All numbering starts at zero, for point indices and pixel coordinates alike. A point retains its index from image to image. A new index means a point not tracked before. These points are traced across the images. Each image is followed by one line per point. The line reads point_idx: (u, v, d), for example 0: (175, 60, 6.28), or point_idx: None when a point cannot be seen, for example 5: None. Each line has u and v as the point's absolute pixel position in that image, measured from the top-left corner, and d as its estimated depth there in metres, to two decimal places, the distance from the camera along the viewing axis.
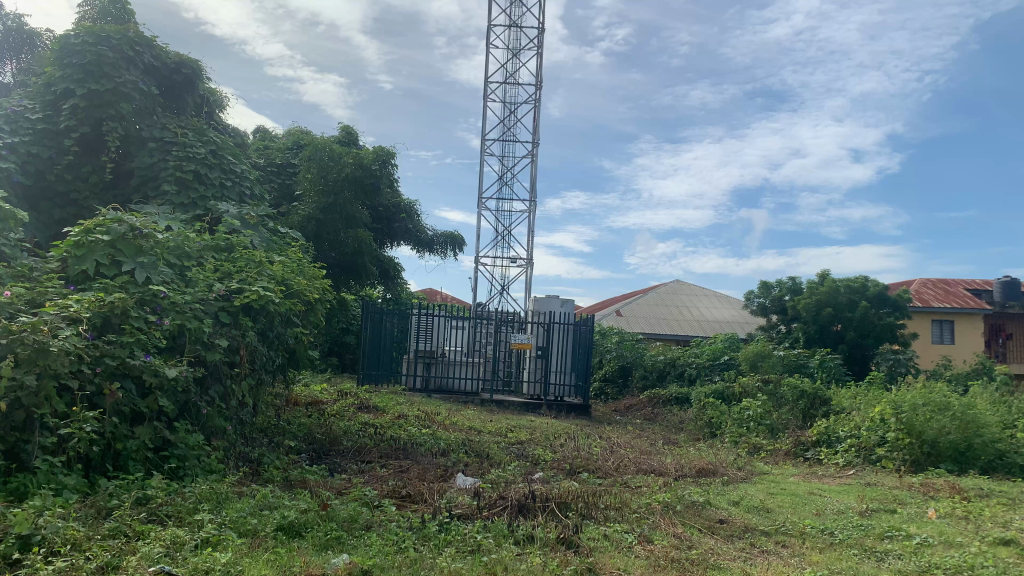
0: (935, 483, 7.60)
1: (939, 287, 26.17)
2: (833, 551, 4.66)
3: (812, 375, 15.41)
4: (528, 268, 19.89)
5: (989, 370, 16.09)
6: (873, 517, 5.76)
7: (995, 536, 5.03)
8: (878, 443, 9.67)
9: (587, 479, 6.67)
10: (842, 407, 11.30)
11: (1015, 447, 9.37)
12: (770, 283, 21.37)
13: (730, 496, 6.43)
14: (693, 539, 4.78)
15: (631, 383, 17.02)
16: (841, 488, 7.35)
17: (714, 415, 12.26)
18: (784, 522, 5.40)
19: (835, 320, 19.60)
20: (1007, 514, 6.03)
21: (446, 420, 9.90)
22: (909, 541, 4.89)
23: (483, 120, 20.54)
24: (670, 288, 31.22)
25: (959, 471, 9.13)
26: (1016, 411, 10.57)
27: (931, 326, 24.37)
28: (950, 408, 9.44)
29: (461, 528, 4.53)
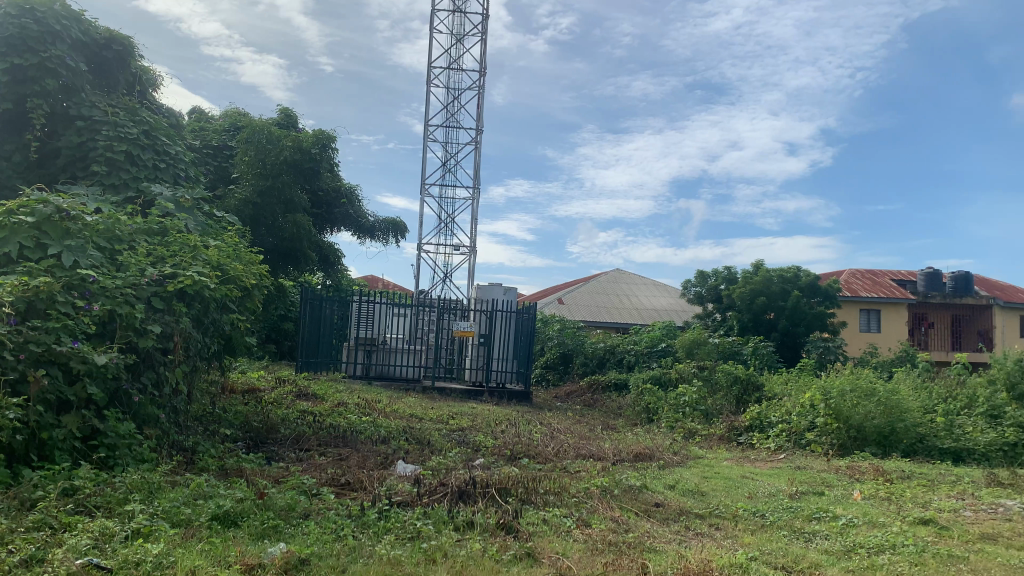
0: (860, 466, 7.89)
1: (867, 278, 27.10)
2: (763, 532, 4.79)
3: (745, 362, 15.82)
4: (471, 255, 19.86)
5: (912, 358, 16.76)
6: (802, 499, 5.97)
7: (915, 516, 5.26)
8: (807, 428, 9.99)
9: (527, 464, 6.73)
10: (774, 393, 11.65)
11: (935, 431, 9.82)
12: (706, 272, 21.82)
13: (665, 480, 6.57)
14: (630, 522, 4.87)
15: (571, 370, 17.19)
16: (772, 471, 7.59)
17: (651, 401, 12.47)
18: (718, 505, 5.54)
19: (769, 309, 20.13)
20: (926, 495, 6.31)
21: (386, 407, 9.84)
22: (835, 522, 5.07)
23: (426, 106, 20.32)
24: (611, 276, 31.57)
25: (883, 454, 9.51)
26: (936, 397, 11.05)
27: (859, 315, 25.22)
28: (875, 393, 9.80)
29: (401, 515, 4.52)
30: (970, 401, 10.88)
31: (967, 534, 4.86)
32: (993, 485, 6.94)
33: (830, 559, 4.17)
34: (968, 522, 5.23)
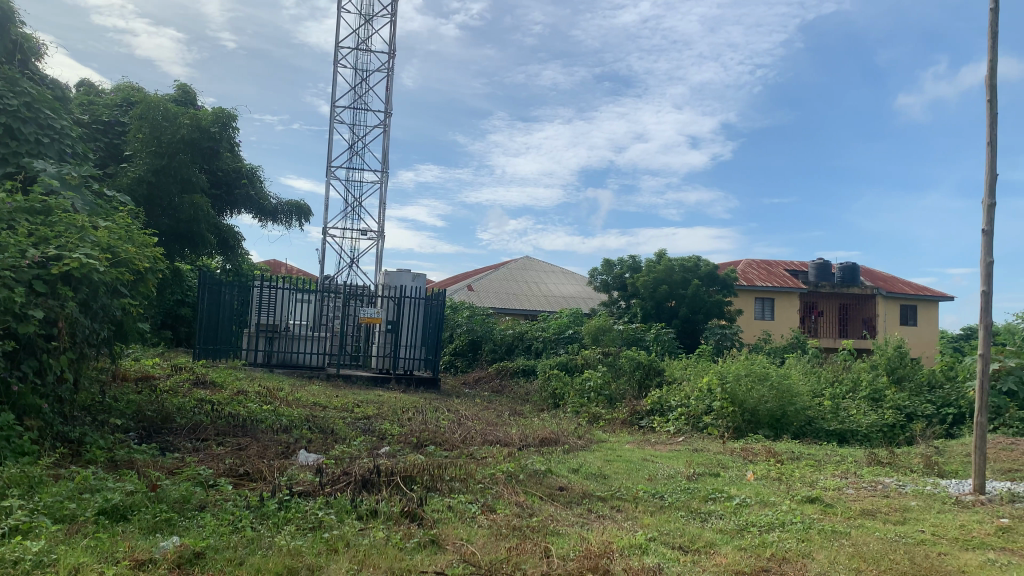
0: (753, 448, 8.23)
1: (762, 267, 28.28)
2: (662, 513, 4.94)
3: (648, 348, 16.24)
4: (378, 240, 19.58)
5: (803, 344, 17.61)
6: (699, 480, 6.18)
7: (803, 495, 5.52)
8: (705, 412, 10.34)
9: (433, 451, 6.70)
10: (674, 377, 12.03)
11: (822, 414, 10.35)
12: (612, 260, 22.23)
13: (569, 463, 6.68)
14: (534, 507, 4.92)
15: (479, 356, 17.22)
16: (670, 454, 7.84)
17: (558, 386, 12.64)
18: (619, 488, 5.67)
19: (671, 297, 20.72)
20: (813, 474, 6.65)
21: (289, 395, 9.60)
22: (730, 502, 5.27)
23: (333, 86, 19.85)
24: (521, 263, 31.76)
25: (775, 436, 9.96)
26: (823, 381, 11.65)
27: (755, 303, 26.28)
28: (769, 378, 10.24)
29: (302, 506, 4.42)
30: (854, 384, 11.51)
31: (849, 510, 5.14)
32: (873, 464, 7.38)
33: (725, 538, 4.33)
34: (850, 499, 5.53)
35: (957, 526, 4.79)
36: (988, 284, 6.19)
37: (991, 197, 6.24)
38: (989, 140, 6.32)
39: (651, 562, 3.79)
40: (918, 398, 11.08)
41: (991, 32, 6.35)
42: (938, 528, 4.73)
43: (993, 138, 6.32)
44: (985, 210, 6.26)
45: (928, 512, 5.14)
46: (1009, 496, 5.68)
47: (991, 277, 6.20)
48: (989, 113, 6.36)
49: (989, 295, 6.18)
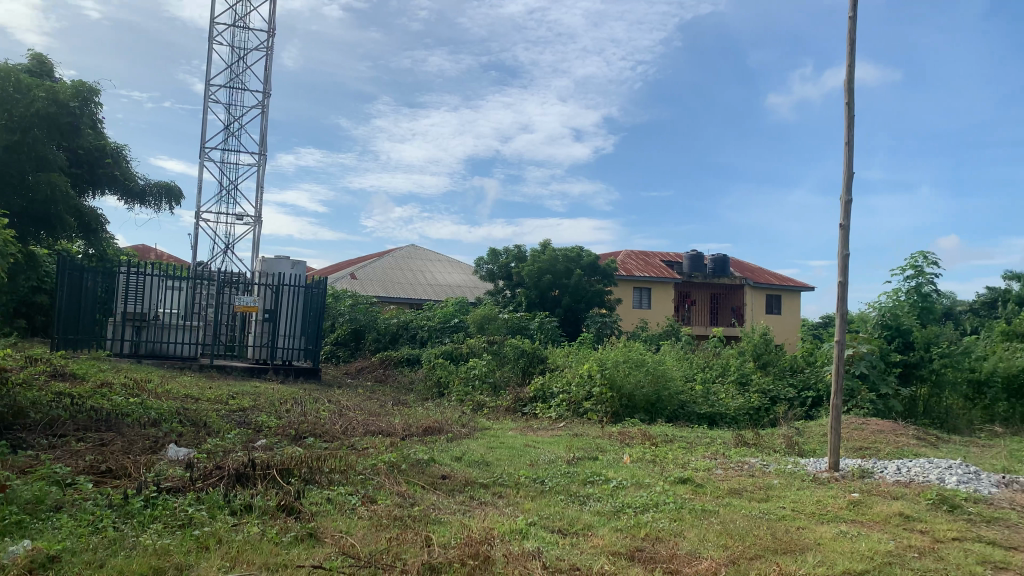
0: (630, 432, 8.50)
1: (640, 258, 29.20)
2: (542, 498, 5.02)
3: (532, 336, 16.45)
4: (255, 225, 18.88)
5: (678, 332, 18.34)
6: (578, 464, 6.33)
7: (675, 476, 5.75)
8: (585, 397, 10.58)
9: (312, 443, 6.54)
10: (556, 365, 12.26)
11: (695, 398, 10.82)
12: (497, 250, 22.34)
13: (452, 452, 6.68)
14: (415, 496, 4.88)
15: (362, 346, 16.93)
16: (552, 439, 7.99)
17: (442, 375, 12.62)
18: (501, 474, 5.72)
19: (554, 286, 21.07)
20: (685, 456, 6.93)
21: (157, 388, 9.11)
22: (607, 485, 5.43)
23: (208, 63, 18.92)
24: (406, 251, 31.45)
25: (651, 420, 10.33)
26: (696, 367, 12.18)
27: (633, 292, 27.11)
28: (644, 364, 10.62)
29: (170, 502, 4.21)
30: (723, 369, 12.08)
31: (718, 490, 5.40)
32: (739, 445, 7.78)
33: (602, 520, 4.45)
34: (719, 479, 5.81)
35: (814, 501, 5.12)
36: (844, 275, 6.63)
37: (848, 194, 6.68)
38: (848, 141, 6.75)
39: (531, 546, 3.84)
40: (781, 381, 11.75)
41: (849, 39, 6.78)
42: (797, 504, 5.04)
43: (850, 139, 6.76)
44: (842, 206, 6.70)
45: (788, 489, 5.47)
46: (859, 472, 6.12)
47: (847, 268, 6.64)
48: (848, 115, 6.79)
49: (846, 286, 6.63)
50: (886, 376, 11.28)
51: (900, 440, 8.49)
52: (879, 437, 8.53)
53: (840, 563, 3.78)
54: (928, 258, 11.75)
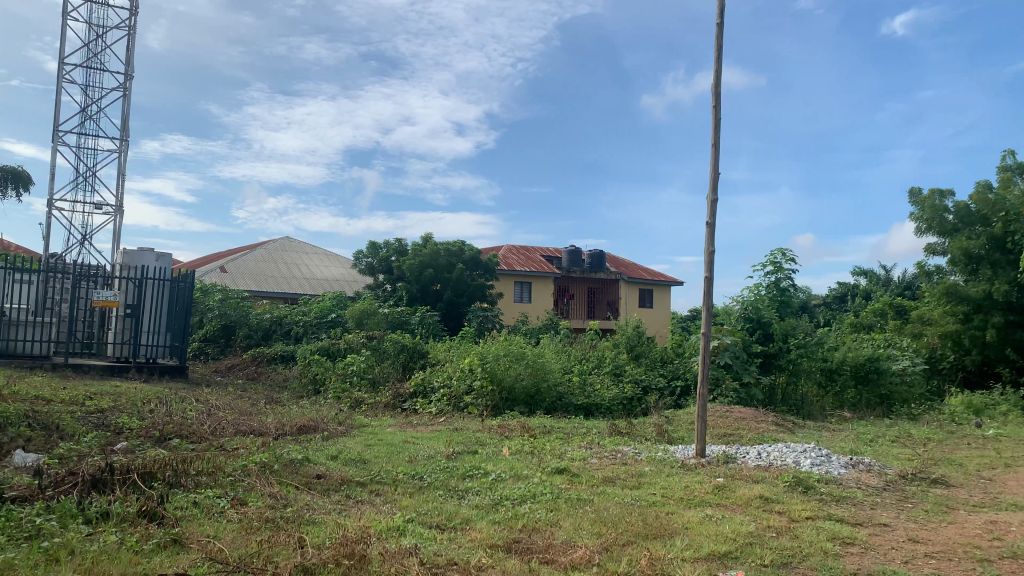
0: (509, 424, 8.58)
1: (522, 253, 29.43)
2: (420, 494, 4.98)
3: (412, 331, 16.31)
4: (116, 215, 17.78)
5: (557, 325, 18.68)
6: (457, 459, 6.32)
7: (553, 467, 5.86)
8: (465, 392, 10.63)
9: (178, 445, 6.21)
10: (437, 359, 12.22)
11: (572, 389, 11.05)
12: (377, 243, 21.96)
13: (328, 450, 6.53)
14: (288, 497, 4.74)
15: (234, 343, 16.24)
16: (432, 435, 7.95)
17: (318, 372, 12.28)
18: (379, 471, 5.64)
19: (436, 280, 20.95)
20: (561, 447, 7.06)
21: (3, 389, 8.39)
22: (485, 478, 5.46)
23: (62, 40, 17.61)
24: (280, 243, 30.46)
25: (529, 412, 10.48)
26: (574, 358, 12.45)
27: (514, 286, 27.32)
28: (524, 357, 10.75)
29: (15, 513, 3.89)
30: (599, 361, 12.40)
31: (593, 479, 5.54)
32: (613, 435, 8.01)
33: (480, 513, 4.46)
34: (595, 468, 5.96)
35: (682, 487, 5.34)
36: (710, 270, 6.94)
37: (713, 194, 6.99)
38: (714, 143, 7.07)
39: (408, 543, 3.80)
40: (652, 371, 12.19)
41: (717, 45, 7.09)
42: (667, 490, 5.24)
43: (717, 141, 7.08)
44: (708, 205, 7.01)
45: (659, 476, 5.69)
46: (724, 457, 6.44)
47: (713, 264, 6.96)
48: (714, 118, 7.11)
49: (711, 281, 6.94)
50: (748, 366, 11.92)
51: (760, 426, 9.00)
52: (740, 424, 9.02)
53: (706, 546, 3.95)
54: (786, 255, 12.48)
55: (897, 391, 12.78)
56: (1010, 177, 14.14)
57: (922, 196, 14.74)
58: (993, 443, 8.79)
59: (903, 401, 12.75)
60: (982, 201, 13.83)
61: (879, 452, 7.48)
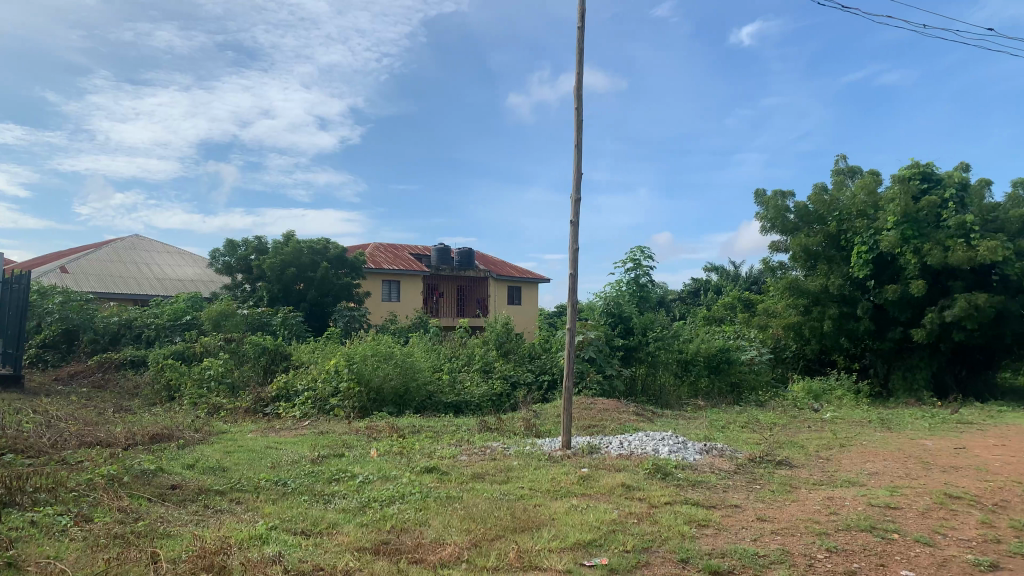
0: (377, 425, 8.47)
1: (390, 253, 28.95)
2: (284, 500, 4.83)
3: (274, 332, 15.78)
4: None
5: (425, 324, 18.60)
6: (323, 463, 6.17)
7: (422, 466, 5.83)
8: (331, 394, 10.38)
9: (12, 462, 5.70)
10: (301, 361, 11.88)
11: (441, 387, 11.02)
12: (235, 241, 21.06)
13: (184, 459, 6.19)
14: (140, 510, 4.46)
15: (77, 348, 15.09)
16: (295, 439, 7.72)
17: (172, 377, 11.61)
18: (240, 479, 5.41)
19: (298, 279, 20.36)
20: (431, 446, 7.04)
21: None
22: (353, 481, 5.35)
23: None
24: (128, 241, 28.64)
25: (398, 412, 10.38)
26: (443, 356, 12.44)
27: (382, 285, 26.90)
28: (393, 357, 10.64)
29: None
30: (469, 358, 12.45)
31: (462, 476, 5.56)
32: (483, 431, 8.07)
33: (347, 517, 4.38)
34: (464, 465, 5.99)
35: (549, 479, 5.46)
36: (574, 268, 7.12)
37: (577, 193, 7.17)
38: (577, 143, 7.25)
39: (272, 551, 3.68)
40: (521, 367, 12.36)
41: (578, 48, 7.27)
42: (534, 483, 5.34)
43: (579, 141, 7.27)
44: (572, 204, 7.18)
45: (527, 470, 5.78)
46: (588, 448, 6.63)
47: (577, 262, 7.14)
48: (577, 120, 7.29)
49: (575, 279, 7.12)
50: (611, 359, 12.34)
51: (622, 416, 9.34)
52: (604, 415, 9.31)
53: (571, 536, 4.05)
54: (645, 253, 13.01)
55: (746, 379, 13.64)
56: (842, 180, 15.36)
57: (767, 197, 15.71)
58: (830, 425, 9.56)
59: (751, 388, 13.63)
60: (819, 202, 14.90)
61: (730, 437, 7.95)
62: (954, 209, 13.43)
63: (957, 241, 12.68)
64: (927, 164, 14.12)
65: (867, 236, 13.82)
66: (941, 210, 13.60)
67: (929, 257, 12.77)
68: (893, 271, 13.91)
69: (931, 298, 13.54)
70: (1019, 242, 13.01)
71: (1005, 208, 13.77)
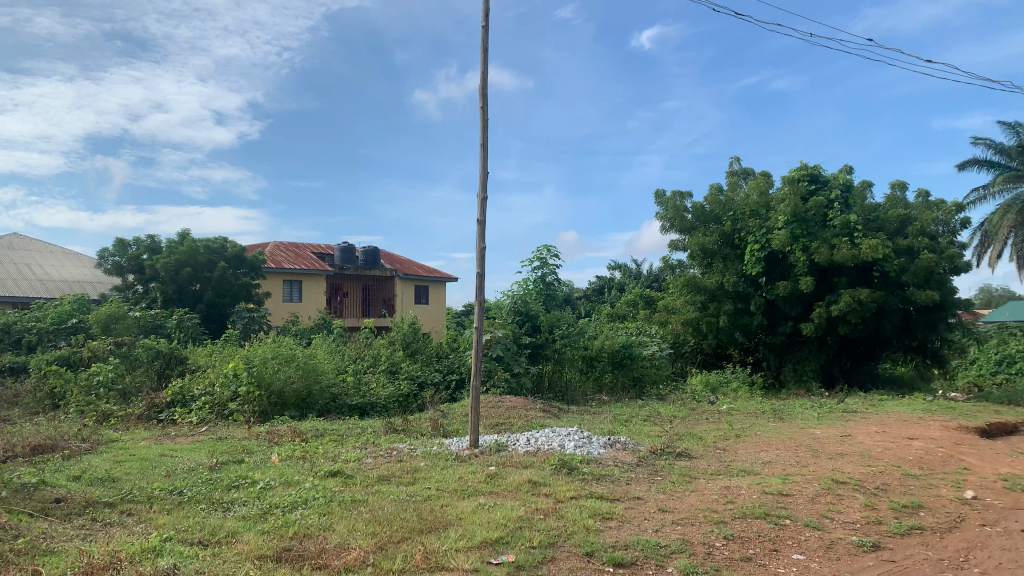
0: (278, 429, 8.23)
1: (291, 252, 28.22)
2: (179, 510, 4.64)
3: (169, 335, 15.14)
4: None
5: (329, 324, 18.23)
6: (222, 469, 5.97)
7: (326, 470, 5.71)
8: (230, 398, 10.07)
9: None
10: (197, 365, 11.46)
11: (345, 389, 10.85)
12: (126, 240, 20.07)
13: (69, 471, 5.86)
14: (20, 526, 4.19)
15: None
16: (192, 445, 7.42)
17: (56, 384, 10.97)
18: (131, 489, 5.16)
19: (194, 280, 19.58)
20: (335, 449, 6.91)
21: None
22: (253, 487, 5.20)
23: None
24: (6, 240, 26.85)
25: (301, 415, 10.15)
26: (348, 357, 12.24)
27: (283, 285, 26.16)
28: (294, 359, 10.38)
29: None
30: (374, 359, 12.28)
31: (367, 479, 5.48)
32: (388, 433, 7.97)
33: (247, 524, 4.24)
34: (369, 468, 5.91)
35: (456, 478, 5.45)
36: (481, 266, 7.13)
37: (484, 192, 7.19)
38: (483, 142, 7.25)
39: (166, 563, 3.53)
40: (428, 367, 12.29)
41: (483, 46, 7.28)
42: (441, 483, 5.32)
43: (485, 141, 7.28)
44: (479, 203, 7.19)
45: (434, 470, 5.76)
46: (496, 446, 6.66)
47: (484, 260, 7.15)
48: (483, 119, 7.29)
49: (483, 277, 7.13)
50: (518, 357, 12.42)
51: (529, 414, 9.41)
52: (511, 412, 9.37)
53: (479, 534, 4.06)
54: (551, 251, 13.16)
55: (647, 374, 14.01)
56: (737, 181, 15.98)
57: (666, 197, 16.14)
58: (727, 416, 9.93)
59: (653, 382, 14.02)
60: (716, 202, 15.42)
61: (633, 431, 8.13)
62: (839, 209, 14.19)
63: (841, 240, 13.39)
64: (815, 167, 14.87)
65: (759, 235, 14.42)
66: (827, 211, 14.34)
67: (817, 254, 13.43)
68: (784, 268, 14.56)
69: (818, 294, 14.25)
70: (897, 241, 13.84)
71: (885, 208, 14.64)
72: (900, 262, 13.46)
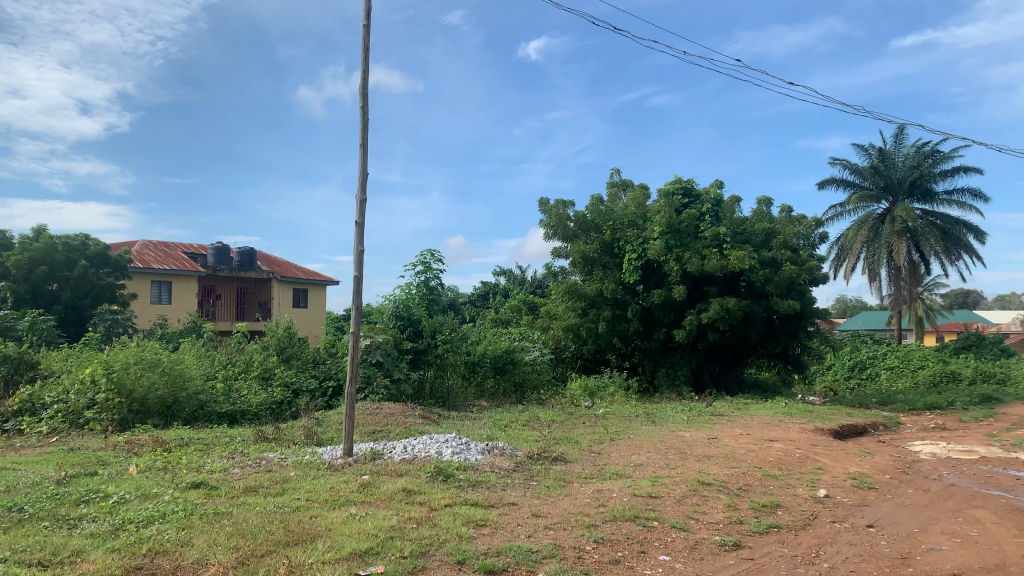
0: (138, 439, 7.77)
1: (160, 251, 26.83)
2: (19, 528, 4.29)
3: (19, 338, 14.04)
4: None
5: (198, 328, 17.40)
6: (70, 483, 5.56)
7: (187, 482, 5.42)
8: (87, 406, 9.47)
9: None
10: (51, 370, 10.69)
11: (215, 396, 10.36)
12: None
13: None
14: None
15: None
16: (38, 458, 6.89)
17: None
18: None
19: (50, 280, 18.33)
20: (199, 459, 6.59)
21: None
22: (104, 502, 4.86)
23: None
24: None
25: (165, 424, 9.62)
26: (220, 363, 11.72)
27: (151, 286, 24.81)
28: (159, 364, 9.86)
29: None
30: (246, 365, 11.81)
31: (233, 490, 5.24)
32: (259, 442, 7.68)
33: (96, 542, 3.97)
34: (235, 479, 5.65)
35: (328, 488, 5.30)
36: (359, 269, 6.99)
37: (362, 194, 7.05)
38: (362, 143, 7.12)
39: None
40: (304, 373, 11.94)
41: (364, 46, 7.15)
42: (311, 493, 5.16)
43: (365, 141, 7.14)
44: (357, 205, 7.04)
45: (304, 480, 5.58)
46: (371, 455, 6.53)
47: (362, 264, 7.02)
48: (362, 119, 7.15)
49: (360, 281, 6.99)
50: (399, 362, 12.22)
51: (406, 420, 9.30)
52: (389, 419, 9.22)
53: (347, 546, 3.95)
54: (435, 256, 13.09)
55: (527, 379, 14.21)
56: (616, 193, 16.44)
57: (549, 205, 16.40)
58: (603, 420, 10.17)
59: (532, 386, 14.23)
60: (596, 212, 15.79)
61: (511, 436, 8.16)
62: (710, 221, 14.86)
63: (711, 251, 14.01)
64: (689, 180, 15.52)
65: (636, 245, 14.87)
66: (699, 223, 14.99)
67: (689, 264, 13.98)
68: (659, 277, 15.09)
69: (690, 302, 14.84)
70: (763, 252, 14.59)
71: (752, 222, 15.42)
72: (766, 272, 14.19)
